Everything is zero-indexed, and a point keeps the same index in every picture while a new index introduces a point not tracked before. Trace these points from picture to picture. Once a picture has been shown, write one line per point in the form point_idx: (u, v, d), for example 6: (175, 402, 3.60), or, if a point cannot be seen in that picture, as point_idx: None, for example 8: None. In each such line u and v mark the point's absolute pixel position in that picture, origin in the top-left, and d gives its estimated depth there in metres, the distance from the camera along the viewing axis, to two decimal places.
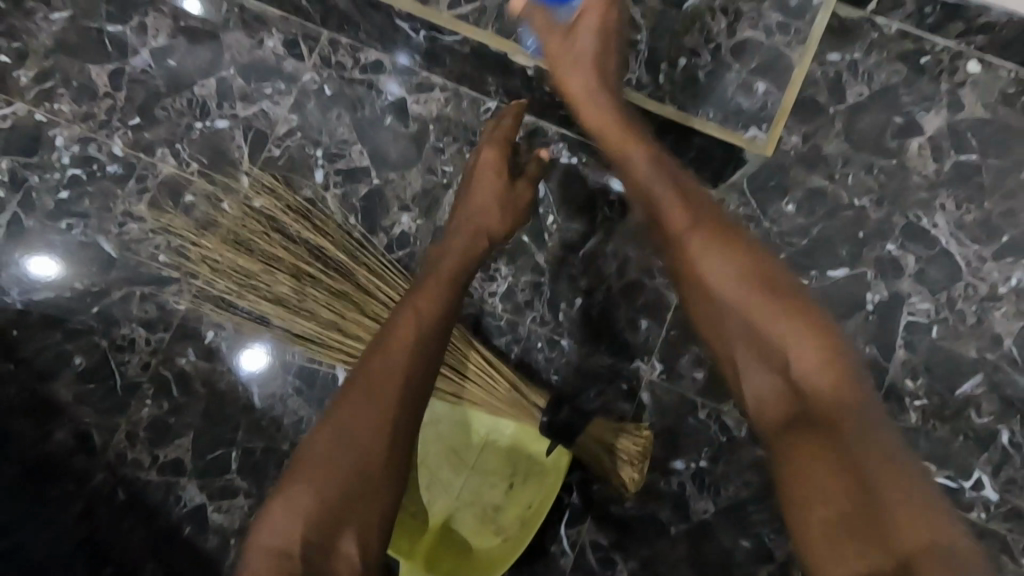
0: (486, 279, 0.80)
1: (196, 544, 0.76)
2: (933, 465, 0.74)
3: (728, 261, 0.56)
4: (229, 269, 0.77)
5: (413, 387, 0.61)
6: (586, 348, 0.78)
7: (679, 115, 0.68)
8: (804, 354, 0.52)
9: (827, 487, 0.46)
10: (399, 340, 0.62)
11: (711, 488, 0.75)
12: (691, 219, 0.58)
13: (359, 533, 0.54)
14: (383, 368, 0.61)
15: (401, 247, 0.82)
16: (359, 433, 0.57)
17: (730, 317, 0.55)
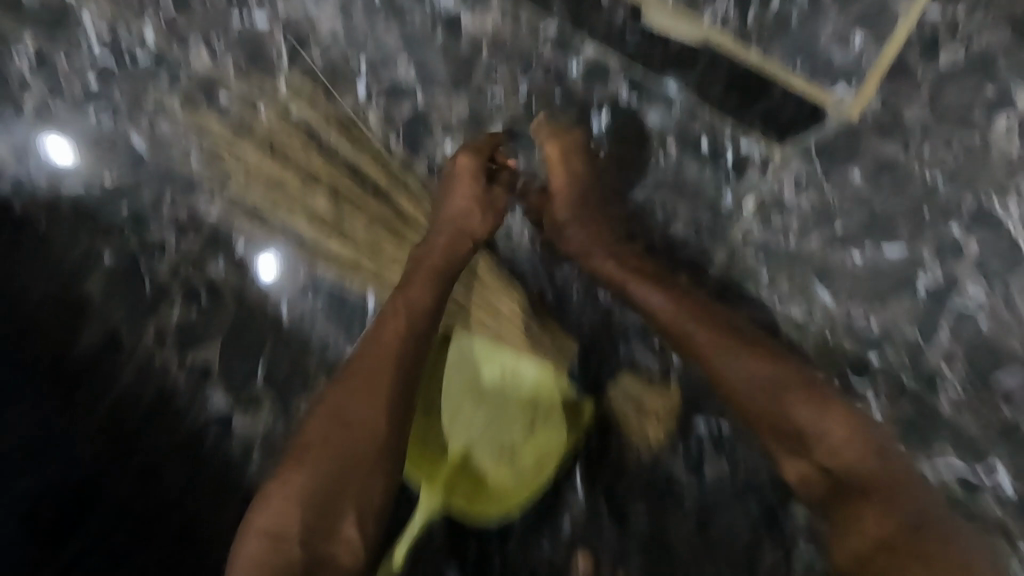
0: (527, 220, 0.77)
1: (218, 449, 0.77)
2: (951, 451, 0.69)
3: (748, 360, 0.65)
4: (268, 177, 0.77)
5: (404, 381, 0.62)
6: (622, 301, 0.77)
7: (763, 63, 0.72)
8: (837, 438, 0.59)
9: (883, 557, 0.53)
10: (392, 330, 0.64)
11: (730, 450, 0.75)
12: (705, 333, 0.67)
13: (356, 523, 0.56)
14: (375, 363, 0.63)
15: (442, 173, 0.77)
16: (352, 424, 0.59)
17: (769, 417, 0.63)
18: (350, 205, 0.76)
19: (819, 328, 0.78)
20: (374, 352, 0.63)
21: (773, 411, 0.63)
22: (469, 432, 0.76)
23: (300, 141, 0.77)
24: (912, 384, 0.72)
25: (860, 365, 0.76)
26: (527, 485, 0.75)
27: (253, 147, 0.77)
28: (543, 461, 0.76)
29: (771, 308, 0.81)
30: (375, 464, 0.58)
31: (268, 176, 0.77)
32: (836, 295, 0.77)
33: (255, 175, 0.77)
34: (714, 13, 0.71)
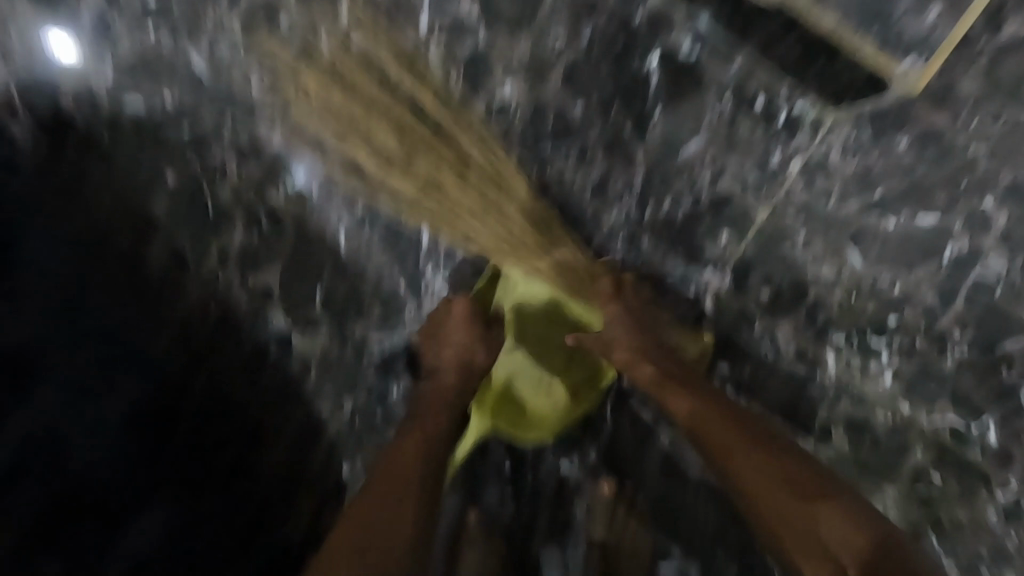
0: (579, 167, 0.80)
1: (278, 367, 0.82)
2: (949, 406, 0.81)
3: (756, 462, 0.73)
4: (326, 108, 0.75)
5: (417, 472, 0.72)
6: (663, 249, 0.81)
7: (839, 29, 0.74)
8: (844, 531, 0.67)
9: None
10: (397, 468, 0.72)
11: (747, 392, 0.83)
12: (726, 439, 0.75)
13: None
14: (392, 470, 0.72)
15: (500, 117, 0.79)
16: (385, 520, 0.67)
17: (767, 510, 0.71)
18: (408, 136, 0.75)
19: (844, 289, 0.81)
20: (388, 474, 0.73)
21: (787, 511, 0.70)
22: (514, 363, 0.82)
23: (358, 67, 0.75)
24: (923, 344, 0.80)
25: (880, 326, 0.81)
26: (566, 413, 0.82)
27: (311, 72, 0.76)
28: (581, 393, 0.83)
29: (800, 267, 0.80)
30: (410, 543, 0.66)
31: (323, 104, 0.75)
32: (867, 257, 0.80)
33: (309, 104, 0.76)
34: None
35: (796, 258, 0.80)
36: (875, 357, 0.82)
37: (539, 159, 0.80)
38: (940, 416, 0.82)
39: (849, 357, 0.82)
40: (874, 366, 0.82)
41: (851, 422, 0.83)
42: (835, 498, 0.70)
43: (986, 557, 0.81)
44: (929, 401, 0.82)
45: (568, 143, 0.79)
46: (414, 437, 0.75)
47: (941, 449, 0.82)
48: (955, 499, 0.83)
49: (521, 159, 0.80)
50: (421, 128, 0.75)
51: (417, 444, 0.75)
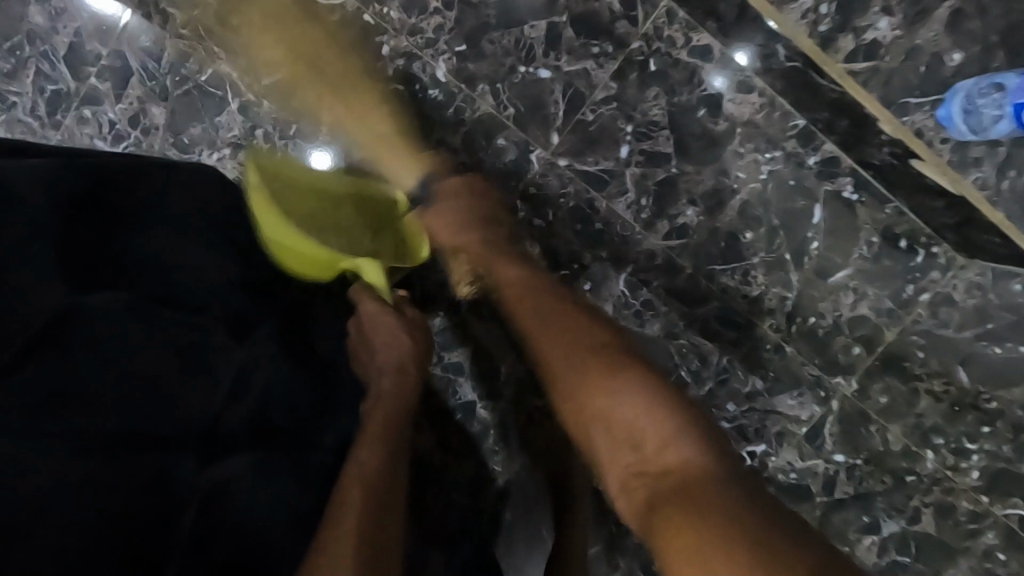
0: (742, 284, 0.93)
1: (461, 427, 1.00)
2: (1021, 501, 0.98)
3: (575, 353, 0.74)
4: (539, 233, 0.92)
5: (397, 417, 0.79)
6: (802, 357, 0.96)
7: (1004, 223, 0.81)
8: (645, 418, 0.66)
9: (661, 435, 0.64)
10: (387, 384, 0.82)
11: (856, 478, 0.98)
12: (530, 310, 0.79)
13: (390, 446, 0.76)
14: (379, 402, 0.80)
15: (679, 236, 0.92)
16: (368, 434, 0.76)
17: (585, 413, 0.70)
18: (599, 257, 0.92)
19: (949, 399, 0.96)
20: (377, 394, 0.81)
21: (585, 402, 0.70)
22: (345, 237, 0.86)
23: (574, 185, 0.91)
24: (1008, 451, 0.97)
25: (974, 434, 0.97)
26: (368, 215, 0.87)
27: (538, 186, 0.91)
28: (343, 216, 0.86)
29: (917, 381, 0.96)
30: (394, 458, 0.75)
31: (544, 225, 0.91)
32: (971, 375, 0.95)
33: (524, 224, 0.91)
34: (977, 180, 0.81)
35: (915, 371, 0.96)
36: (966, 457, 0.98)
37: (707, 272, 0.93)
38: (1011, 506, 0.99)
39: (944, 455, 0.98)
40: (964, 463, 0.98)
41: (939, 506, 0.99)
42: (634, 380, 0.70)
43: None
44: (1004, 495, 0.98)
45: (735, 263, 0.92)
46: (386, 372, 0.82)
47: (1009, 533, 0.99)
48: None
49: (695, 270, 0.93)
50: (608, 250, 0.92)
51: (386, 401, 0.80)
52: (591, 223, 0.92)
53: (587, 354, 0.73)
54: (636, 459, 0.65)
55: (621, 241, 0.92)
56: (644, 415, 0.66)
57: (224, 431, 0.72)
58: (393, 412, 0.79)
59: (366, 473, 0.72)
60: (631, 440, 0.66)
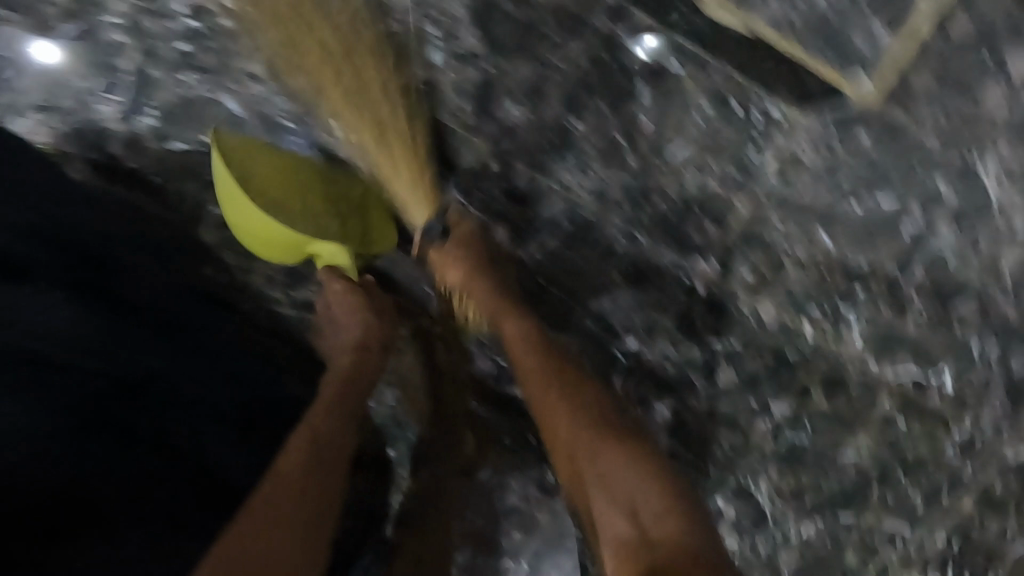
0: (580, 177, 0.90)
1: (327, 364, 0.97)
2: (911, 360, 0.95)
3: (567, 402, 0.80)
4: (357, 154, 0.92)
5: (361, 389, 0.87)
6: (657, 243, 0.92)
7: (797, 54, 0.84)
8: (621, 480, 0.73)
9: (639, 486, 0.72)
10: (345, 360, 0.89)
11: (736, 361, 0.96)
12: (539, 360, 0.83)
13: (347, 416, 0.83)
14: (336, 372, 0.88)
15: (504, 135, 0.88)
16: (330, 405, 0.83)
17: (581, 469, 0.77)
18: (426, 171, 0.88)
19: (816, 266, 0.92)
20: (339, 368, 0.88)
21: (584, 445, 0.77)
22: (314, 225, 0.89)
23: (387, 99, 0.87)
24: (887, 312, 0.93)
25: (847, 297, 0.93)
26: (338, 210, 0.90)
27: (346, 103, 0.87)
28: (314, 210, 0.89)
29: (780, 251, 0.92)
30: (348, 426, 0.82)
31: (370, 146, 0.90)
32: (836, 238, 0.91)
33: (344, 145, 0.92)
34: (770, 17, 0.82)
35: (774, 241, 0.91)
36: (845, 323, 0.94)
37: (542, 170, 0.90)
38: (902, 369, 0.96)
39: (824, 326, 0.94)
40: (844, 330, 0.94)
41: (827, 380, 0.96)
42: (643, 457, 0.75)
43: (944, 485, 0.96)
44: (890, 356, 0.95)
45: (568, 154, 0.89)
46: (347, 348, 0.90)
47: (903, 397, 0.96)
48: (920, 438, 0.97)
49: (530, 169, 0.90)
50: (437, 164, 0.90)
51: (340, 373, 0.88)
52: (419, 136, 0.91)
53: (586, 401, 0.80)
54: (616, 516, 0.71)
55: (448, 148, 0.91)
56: (643, 483, 0.72)
57: (37, 357, 0.71)
58: (354, 381, 0.87)
59: (318, 432, 0.79)
60: (629, 504, 0.72)
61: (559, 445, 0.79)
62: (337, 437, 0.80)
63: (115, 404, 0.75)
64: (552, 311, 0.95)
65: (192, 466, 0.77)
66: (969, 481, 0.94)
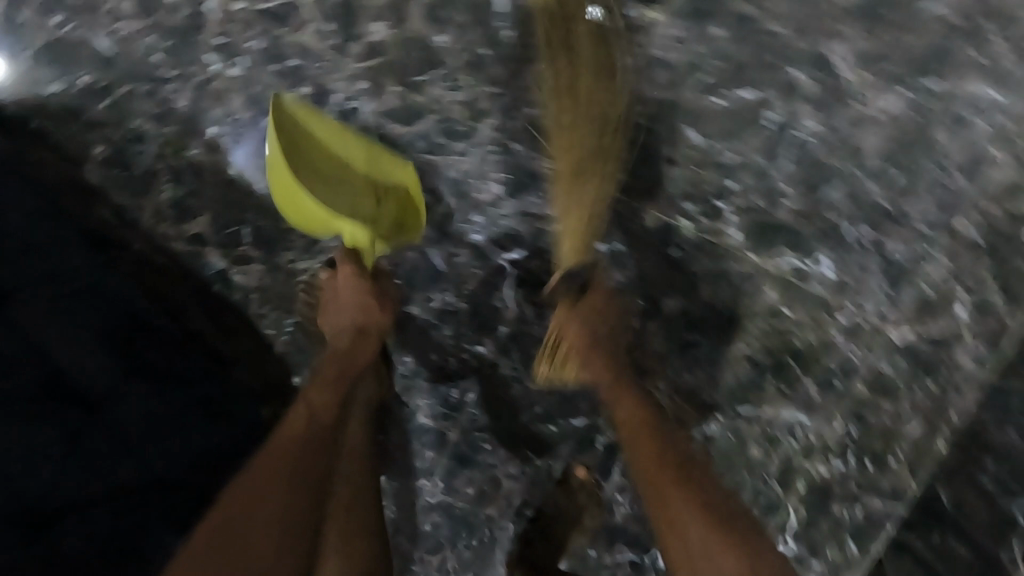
0: (449, 91, 0.92)
1: (222, 296, 0.97)
2: (788, 249, 0.99)
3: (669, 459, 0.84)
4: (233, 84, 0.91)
5: (350, 376, 0.84)
6: (533, 152, 0.94)
7: None
8: (693, 510, 0.80)
9: (709, 523, 0.78)
10: (339, 347, 0.85)
11: (621, 263, 0.99)
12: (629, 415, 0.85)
13: (330, 407, 0.80)
14: (329, 359, 0.84)
15: (375, 56, 0.91)
16: (314, 397, 0.80)
17: (653, 489, 0.83)
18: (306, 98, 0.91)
19: (689, 163, 0.95)
20: (331, 353, 0.85)
21: (660, 479, 0.83)
22: (342, 202, 0.89)
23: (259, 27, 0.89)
24: (760, 203, 0.97)
25: (720, 191, 0.97)
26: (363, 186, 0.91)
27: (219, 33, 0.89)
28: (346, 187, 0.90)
29: (652, 151, 0.95)
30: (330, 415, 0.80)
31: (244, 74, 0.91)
32: (704, 133, 0.95)
33: (219, 77, 0.91)
34: None
35: (645, 142, 0.95)
36: (722, 217, 0.97)
37: (412, 87, 0.92)
38: (779, 256, 0.99)
39: (702, 221, 0.98)
40: (722, 225, 0.98)
41: (712, 275, 1.00)
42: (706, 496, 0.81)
43: (832, 368, 1.03)
44: (768, 247, 0.99)
45: (437, 69, 0.92)
46: (340, 331, 0.86)
47: (786, 285, 1.00)
48: (805, 325, 1.02)
49: (402, 88, 0.92)
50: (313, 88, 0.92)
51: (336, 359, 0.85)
52: (285, 61, 0.91)
53: (678, 450, 0.85)
54: (684, 546, 0.78)
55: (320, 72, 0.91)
56: (711, 514, 0.79)
57: None
58: (343, 365, 0.83)
59: (299, 422, 0.78)
60: (711, 523, 0.78)
61: (648, 472, 0.84)
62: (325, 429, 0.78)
63: (16, 347, 0.82)
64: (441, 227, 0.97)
65: (80, 398, 0.84)
66: (857, 365, 1.03)
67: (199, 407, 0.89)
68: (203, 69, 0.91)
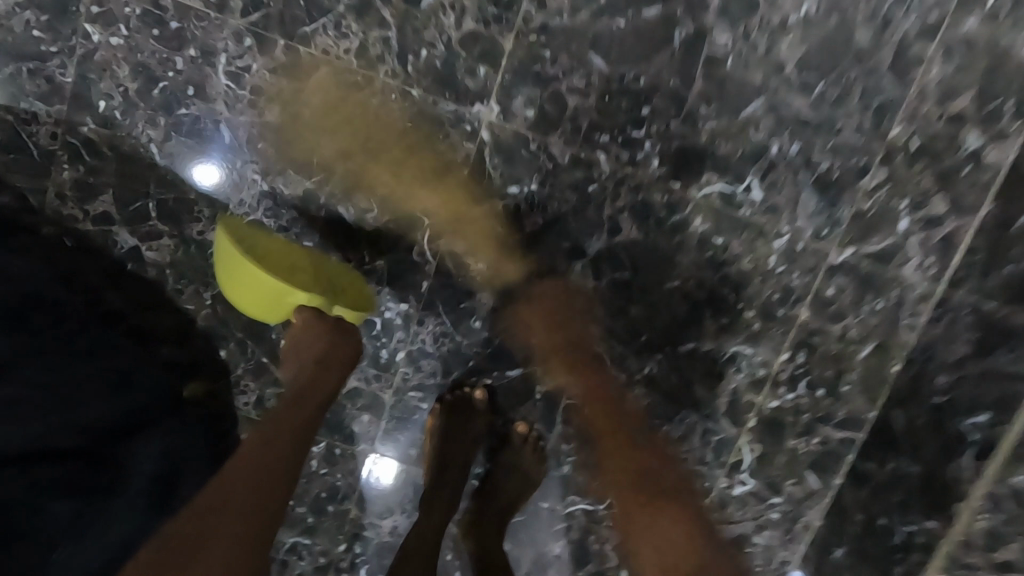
0: (338, 39, 0.88)
1: (136, 275, 0.95)
2: (715, 176, 0.95)
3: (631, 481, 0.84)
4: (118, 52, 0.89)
5: (314, 410, 0.85)
6: (433, 95, 0.91)
7: None
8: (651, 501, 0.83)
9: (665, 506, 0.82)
10: (306, 376, 0.87)
11: (539, 205, 0.95)
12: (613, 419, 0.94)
13: (294, 436, 0.81)
14: (298, 388, 0.86)
15: (256, 9, 0.87)
16: (279, 426, 0.81)
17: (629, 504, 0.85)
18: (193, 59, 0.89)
19: (598, 92, 0.91)
20: (300, 382, 0.86)
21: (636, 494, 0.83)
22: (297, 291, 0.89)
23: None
24: (679, 127, 0.93)
25: (636, 119, 0.92)
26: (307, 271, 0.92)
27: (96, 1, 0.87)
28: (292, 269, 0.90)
29: (556, 84, 0.91)
30: (295, 444, 0.80)
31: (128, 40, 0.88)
32: (609, 58, 0.90)
33: (104, 47, 0.88)
34: None
35: (550, 74, 0.91)
36: (640, 147, 0.93)
37: (300, 39, 0.88)
38: (706, 185, 0.95)
39: (618, 153, 0.94)
40: (640, 155, 0.94)
41: (635, 209, 0.96)
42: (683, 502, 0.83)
43: (773, 297, 0.99)
44: (695, 175, 0.95)
45: (323, 18, 0.88)
46: (303, 367, 0.87)
47: (717, 213, 0.96)
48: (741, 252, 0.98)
49: (289, 40, 0.88)
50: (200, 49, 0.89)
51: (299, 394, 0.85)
52: (166, 24, 0.88)
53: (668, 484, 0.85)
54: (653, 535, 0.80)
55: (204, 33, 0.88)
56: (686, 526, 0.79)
57: None
58: (312, 395, 0.86)
59: (264, 446, 0.77)
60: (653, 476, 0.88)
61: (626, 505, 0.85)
62: (282, 465, 0.76)
63: None
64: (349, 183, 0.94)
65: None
66: (799, 291, 0.99)
67: (94, 375, 0.82)
68: (85, 41, 0.88)
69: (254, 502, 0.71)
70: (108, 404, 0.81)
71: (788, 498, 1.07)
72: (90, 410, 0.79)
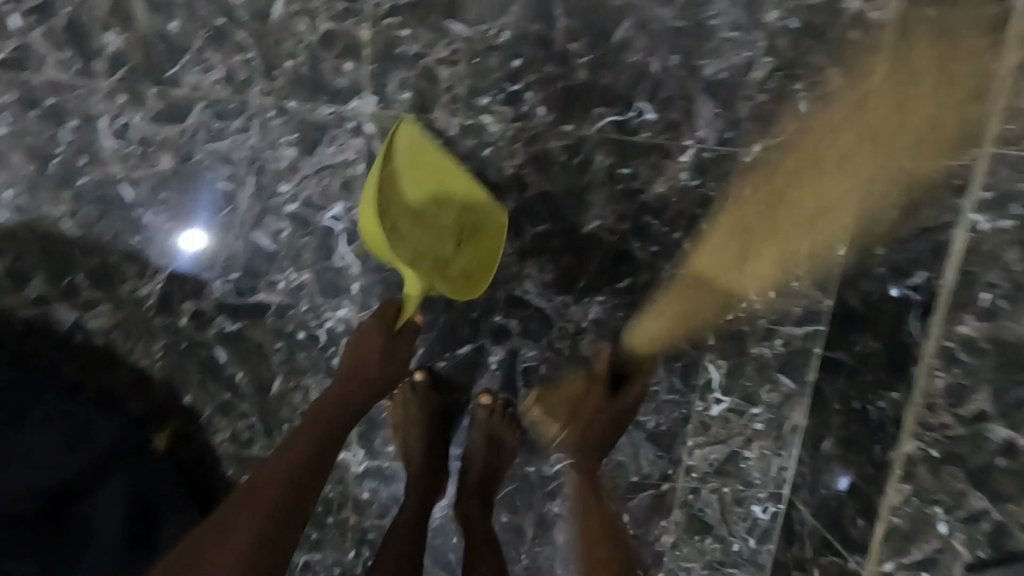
0: (203, 72, 0.90)
1: (86, 345, 0.99)
2: (604, 109, 0.94)
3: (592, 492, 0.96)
4: (8, 140, 0.92)
5: (342, 416, 0.87)
6: (310, 102, 0.92)
7: None
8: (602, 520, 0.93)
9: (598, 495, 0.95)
10: (338, 388, 0.88)
11: None
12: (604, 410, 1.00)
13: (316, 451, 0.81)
14: (328, 396, 0.88)
15: (120, 66, 0.90)
16: (304, 435, 0.82)
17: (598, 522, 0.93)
18: (79, 129, 0.92)
19: (466, 57, 0.91)
20: (335, 392, 0.88)
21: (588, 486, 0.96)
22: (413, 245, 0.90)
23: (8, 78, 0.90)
24: (555, 70, 0.92)
25: (511, 74, 0.92)
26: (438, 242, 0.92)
27: None
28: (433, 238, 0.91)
29: (422, 60, 0.91)
30: (320, 462, 0.81)
31: (14, 128, 0.92)
32: (466, 22, 0.90)
33: None
34: None
35: (413, 53, 0.91)
36: (522, 100, 0.94)
37: (170, 83, 0.91)
38: (598, 118, 0.95)
39: (503, 111, 0.94)
40: (525, 107, 0.94)
41: (535, 160, 0.96)
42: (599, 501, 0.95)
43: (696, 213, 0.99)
44: (585, 112, 0.94)
45: (185, 57, 0.90)
46: (343, 376, 0.89)
47: (617, 144, 0.96)
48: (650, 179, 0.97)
49: (159, 87, 0.91)
50: (81, 117, 0.92)
51: (331, 399, 0.88)
52: (43, 102, 0.91)
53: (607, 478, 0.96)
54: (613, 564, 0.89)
55: (79, 102, 0.91)
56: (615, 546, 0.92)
57: None
58: (346, 399, 0.88)
59: (281, 469, 0.78)
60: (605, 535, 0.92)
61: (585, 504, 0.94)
62: (306, 476, 0.78)
63: None
64: (253, 208, 0.96)
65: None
66: (721, 200, 0.99)
67: (57, 438, 0.89)
68: None
69: (271, 520, 0.72)
70: (68, 464, 0.88)
71: (768, 404, 1.06)
72: (61, 472, 0.87)
